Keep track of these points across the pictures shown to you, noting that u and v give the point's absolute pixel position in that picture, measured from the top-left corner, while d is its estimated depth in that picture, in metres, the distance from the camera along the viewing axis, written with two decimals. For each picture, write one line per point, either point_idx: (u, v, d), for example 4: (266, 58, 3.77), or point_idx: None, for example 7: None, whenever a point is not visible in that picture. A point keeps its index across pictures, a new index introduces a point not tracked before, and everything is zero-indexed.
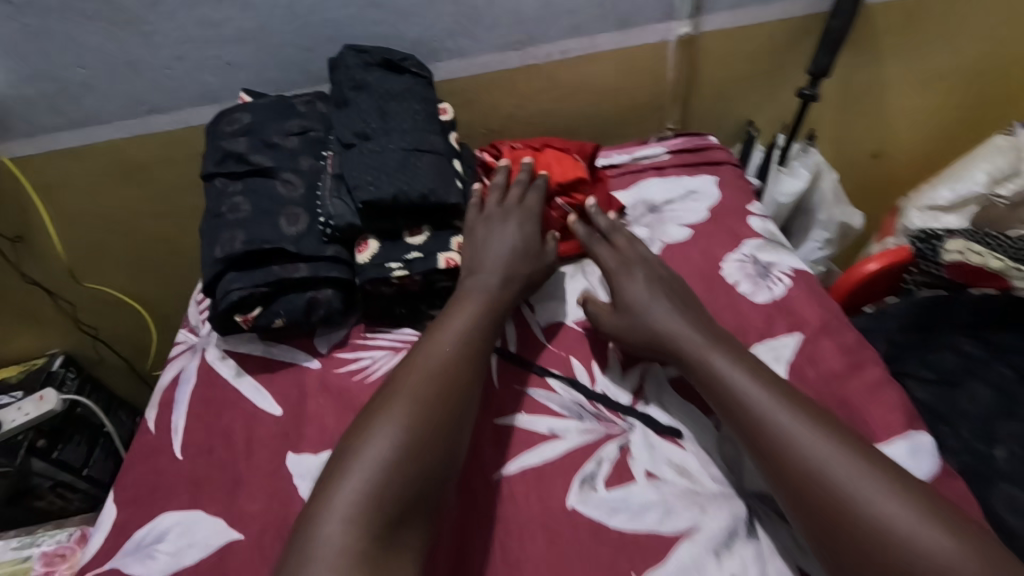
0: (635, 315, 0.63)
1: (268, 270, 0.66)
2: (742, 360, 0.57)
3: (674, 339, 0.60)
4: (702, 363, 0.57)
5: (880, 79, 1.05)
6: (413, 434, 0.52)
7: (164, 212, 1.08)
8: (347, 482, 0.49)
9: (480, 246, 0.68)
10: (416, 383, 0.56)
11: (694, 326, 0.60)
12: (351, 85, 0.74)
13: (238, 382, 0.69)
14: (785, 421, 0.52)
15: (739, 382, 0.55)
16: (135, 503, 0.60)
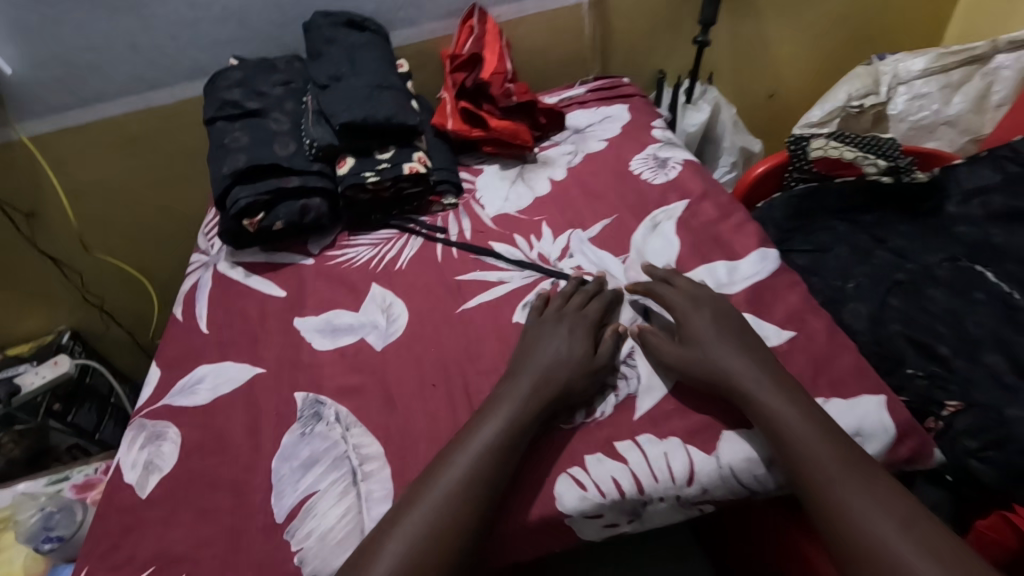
0: (718, 376, 0.58)
1: (268, 182, 0.83)
2: (775, 383, 0.56)
3: (738, 385, 0.57)
4: (741, 391, 0.56)
5: (764, 28, 1.27)
6: (459, 501, 0.51)
7: (162, 181, 1.23)
8: (388, 547, 0.50)
9: (537, 346, 0.63)
10: (465, 454, 0.54)
11: (741, 354, 0.58)
12: (323, 41, 0.92)
13: (248, 280, 0.85)
14: (808, 446, 0.52)
15: (769, 408, 0.54)
16: (175, 365, 0.75)
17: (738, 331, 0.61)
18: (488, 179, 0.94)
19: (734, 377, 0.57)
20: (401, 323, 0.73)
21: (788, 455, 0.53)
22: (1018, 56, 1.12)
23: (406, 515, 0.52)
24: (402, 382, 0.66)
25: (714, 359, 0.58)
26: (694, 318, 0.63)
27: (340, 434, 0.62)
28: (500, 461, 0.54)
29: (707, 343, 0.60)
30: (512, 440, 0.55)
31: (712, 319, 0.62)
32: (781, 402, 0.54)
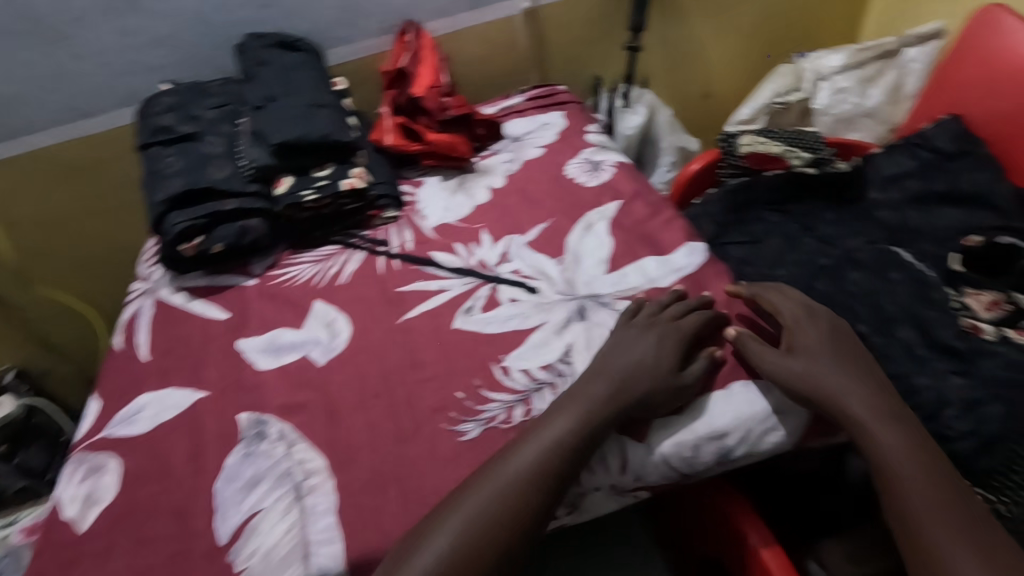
0: (812, 382, 0.58)
1: (203, 206, 0.83)
2: (888, 417, 0.57)
3: (833, 390, 0.58)
4: (834, 396, 0.58)
5: (692, 31, 1.32)
6: (515, 496, 0.52)
7: (102, 209, 1.20)
8: (434, 539, 0.51)
9: (624, 351, 0.61)
10: (536, 446, 0.55)
11: (855, 381, 0.59)
12: (254, 62, 0.93)
13: (189, 304, 0.84)
14: (911, 487, 0.53)
15: (880, 440, 0.55)
16: (116, 394, 0.74)
17: (853, 357, 0.61)
18: (428, 190, 0.95)
19: (828, 382, 0.58)
20: (345, 337, 0.74)
21: (887, 486, 0.54)
22: (924, 49, 1.21)
23: (463, 501, 0.53)
24: (346, 395, 0.67)
25: (822, 380, 0.58)
26: (806, 337, 0.62)
27: (283, 451, 0.63)
28: (565, 463, 0.54)
29: (818, 363, 0.60)
30: (583, 442, 0.55)
31: (827, 342, 0.62)
32: (888, 433, 0.55)
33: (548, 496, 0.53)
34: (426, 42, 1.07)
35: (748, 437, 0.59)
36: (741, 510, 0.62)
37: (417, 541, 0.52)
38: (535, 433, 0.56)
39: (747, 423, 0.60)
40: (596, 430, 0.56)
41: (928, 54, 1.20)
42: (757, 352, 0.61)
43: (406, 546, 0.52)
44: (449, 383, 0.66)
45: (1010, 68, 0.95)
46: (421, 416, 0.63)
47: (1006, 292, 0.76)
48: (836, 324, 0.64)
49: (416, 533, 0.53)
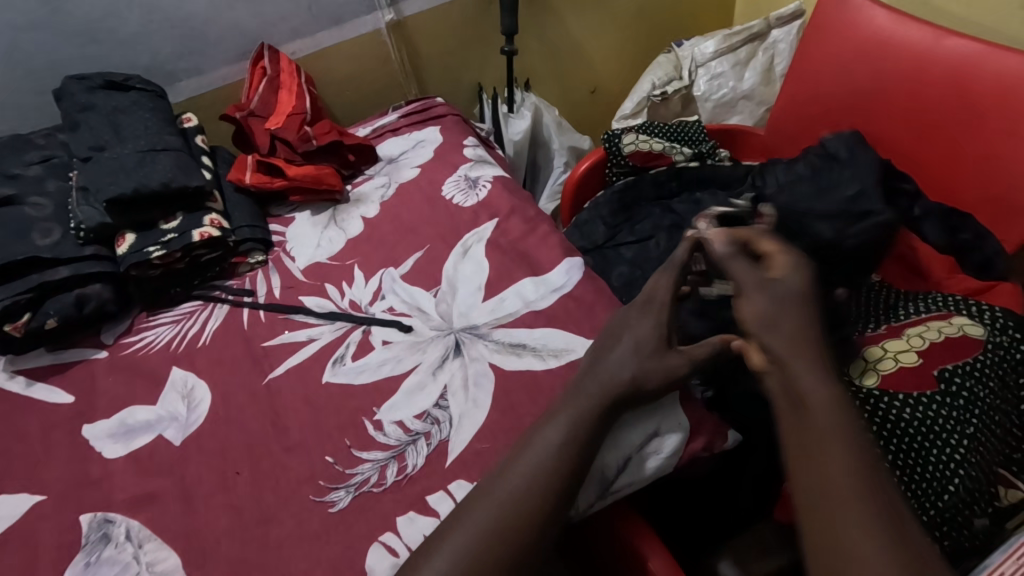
0: (765, 326, 0.52)
1: (28, 278, 0.73)
2: (846, 436, 0.47)
3: (782, 335, 0.51)
4: (777, 335, 0.51)
5: (569, 30, 1.30)
6: (523, 502, 0.50)
7: None
8: (439, 554, 0.49)
9: (615, 339, 0.59)
10: (532, 451, 0.53)
11: (806, 357, 0.50)
12: (78, 109, 0.84)
13: (30, 391, 0.73)
14: (830, 465, 0.46)
15: (824, 466, 0.46)
16: None
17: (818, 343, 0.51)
18: (299, 228, 0.89)
19: (781, 330, 0.51)
20: (204, 408, 0.67)
21: (820, 511, 0.45)
22: (788, 30, 1.24)
23: (475, 505, 0.51)
24: (204, 478, 0.60)
25: (777, 342, 0.51)
26: (779, 289, 0.53)
27: (131, 554, 0.56)
28: (578, 450, 0.53)
29: (781, 340, 0.51)
30: (584, 442, 0.53)
31: (798, 304, 0.53)
32: (844, 446, 0.47)
33: (560, 502, 0.51)
34: (278, 65, 1.01)
35: (628, 465, 0.56)
36: (638, 532, 0.60)
37: (425, 553, 0.49)
38: (529, 439, 0.54)
39: (654, 423, 0.58)
40: (588, 435, 0.53)
41: (792, 34, 1.24)
42: (741, 272, 0.55)
43: (414, 559, 0.50)
44: (318, 448, 0.61)
45: (861, 43, 0.96)
46: (288, 490, 0.58)
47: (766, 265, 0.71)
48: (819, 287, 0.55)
49: (434, 536, 0.51)
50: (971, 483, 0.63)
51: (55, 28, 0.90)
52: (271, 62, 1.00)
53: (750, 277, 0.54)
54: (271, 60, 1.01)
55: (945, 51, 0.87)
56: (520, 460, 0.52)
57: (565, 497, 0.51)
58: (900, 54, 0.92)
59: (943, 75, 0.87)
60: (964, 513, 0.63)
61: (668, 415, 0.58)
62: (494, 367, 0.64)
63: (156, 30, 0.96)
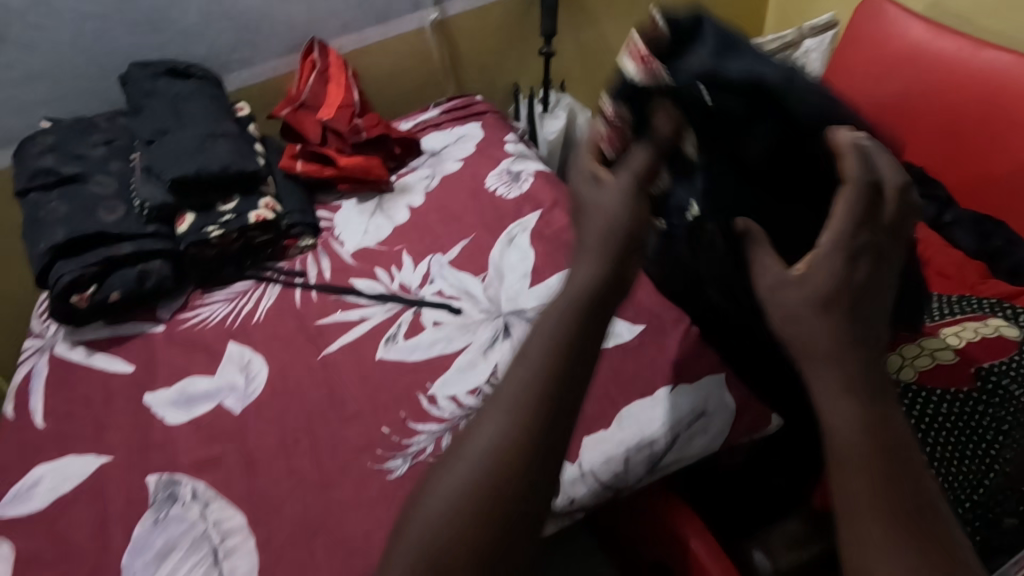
0: (797, 332, 0.40)
1: (95, 252, 0.77)
2: (905, 516, 0.36)
3: (823, 374, 0.39)
4: (819, 372, 0.39)
5: (604, 34, 1.34)
6: (527, 414, 0.40)
7: None
8: (434, 489, 0.39)
9: (585, 218, 0.47)
10: (531, 353, 0.42)
11: (863, 419, 0.38)
12: (142, 94, 0.88)
13: (91, 360, 0.76)
14: (877, 570, 0.35)
15: (871, 542, 0.35)
16: (9, 469, 0.67)
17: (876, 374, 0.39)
18: (346, 215, 0.92)
19: (826, 366, 0.39)
20: (261, 380, 0.70)
21: None
22: (821, 39, 1.25)
23: (470, 432, 0.41)
24: (264, 443, 0.63)
25: (825, 394, 0.39)
26: (811, 297, 0.40)
27: (197, 513, 0.59)
28: (576, 352, 0.41)
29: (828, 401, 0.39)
30: (584, 335, 0.42)
31: (834, 312, 0.39)
32: (899, 527, 0.35)
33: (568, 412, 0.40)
34: (326, 59, 1.04)
35: (677, 441, 0.58)
36: (680, 515, 0.62)
37: (421, 491, 0.40)
38: (531, 338, 0.43)
39: (701, 408, 0.59)
40: (592, 334, 0.42)
41: (822, 44, 1.25)
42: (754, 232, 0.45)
43: (416, 493, 0.41)
44: (375, 419, 0.64)
45: (894, 53, 0.99)
46: (346, 457, 0.61)
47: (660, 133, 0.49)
48: (878, 281, 0.41)
49: (434, 470, 0.41)
50: (1009, 480, 0.64)
51: (120, 18, 0.94)
52: (320, 56, 1.04)
53: (786, 293, 0.41)
54: (319, 55, 1.04)
55: (979, 63, 0.90)
56: (518, 364, 0.42)
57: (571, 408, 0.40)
58: (936, 63, 0.94)
59: (974, 84, 0.90)
60: (996, 509, 0.64)
61: (718, 398, 0.60)
62: None
63: (212, 22, 1.00)
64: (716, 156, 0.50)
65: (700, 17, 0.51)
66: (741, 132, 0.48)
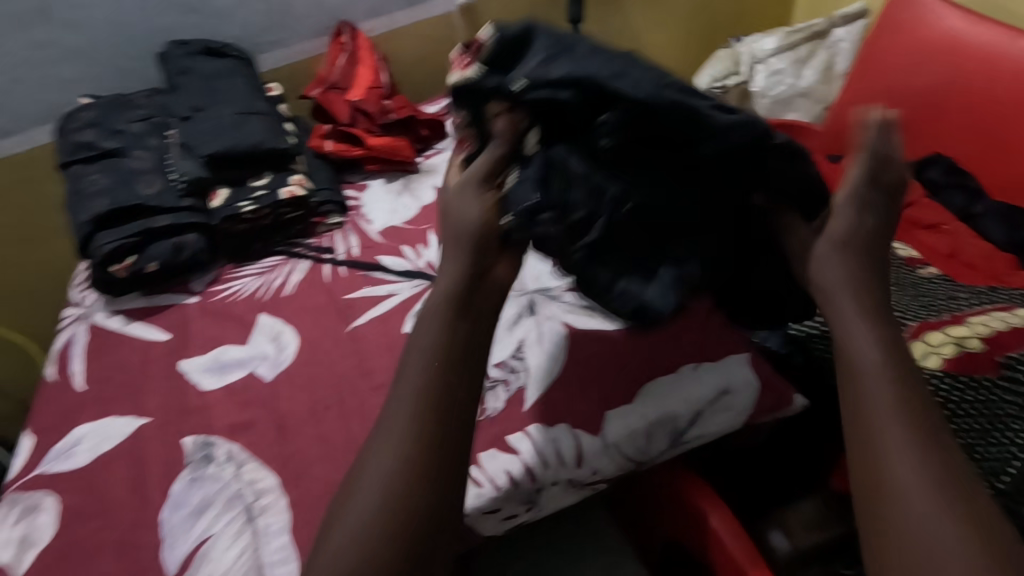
0: (821, 269, 0.51)
1: (133, 224, 0.79)
2: (915, 415, 0.44)
3: (841, 298, 0.49)
4: (835, 297, 0.50)
5: (630, 22, 1.33)
6: (426, 421, 0.46)
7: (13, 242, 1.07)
8: (355, 503, 0.45)
9: (445, 220, 0.54)
10: (415, 368, 0.48)
11: (880, 331, 0.48)
12: (178, 71, 0.90)
13: (127, 328, 0.79)
14: (889, 439, 0.44)
15: (881, 427, 0.44)
16: (51, 429, 0.70)
17: (886, 308, 0.50)
18: (373, 194, 0.93)
19: (840, 290, 0.50)
20: (291, 350, 0.72)
21: (880, 487, 0.43)
22: (851, 29, 1.25)
23: (374, 447, 0.47)
24: (295, 409, 0.65)
25: (842, 314, 0.49)
26: (833, 242, 0.51)
27: (232, 473, 0.61)
28: (451, 363, 0.49)
29: (844, 317, 0.49)
30: (455, 345, 0.49)
31: (850, 255, 0.51)
32: (906, 407, 0.45)
33: (458, 411, 0.47)
34: (358, 42, 1.05)
35: (699, 418, 0.59)
36: (700, 493, 0.63)
37: (343, 502, 0.46)
38: (410, 358, 0.49)
39: (725, 385, 0.60)
40: (468, 343, 0.50)
41: (854, 33, 1.25)
42: None
43: (338, 505, 0.46)
44: None
45: (926, 42, 0.98)
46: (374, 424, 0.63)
47: (498, 136, 0.52)
48: (884, 234, 0.52)
49: (348, 486, 0.47)
50: None
51: None
52: (353, 40, 1.05)
53: (811, 243, 0.52)
54: (351, 39, 1.05)
55: (1014, 53, 0.89)
56: (402, 387, 0.48)
57: (459, 408, 0.48)
58: (969, 52, 0.93)
59: (1008, 74, 0.89)
60: None
61: (743, 376, 0.61)
62: (567, 327, 0.65)
63: (246, 3, 1.02)
64: (567, 144, 0.50)
65: (528, 27, 0.50)
66: (584, 118, 0.48)
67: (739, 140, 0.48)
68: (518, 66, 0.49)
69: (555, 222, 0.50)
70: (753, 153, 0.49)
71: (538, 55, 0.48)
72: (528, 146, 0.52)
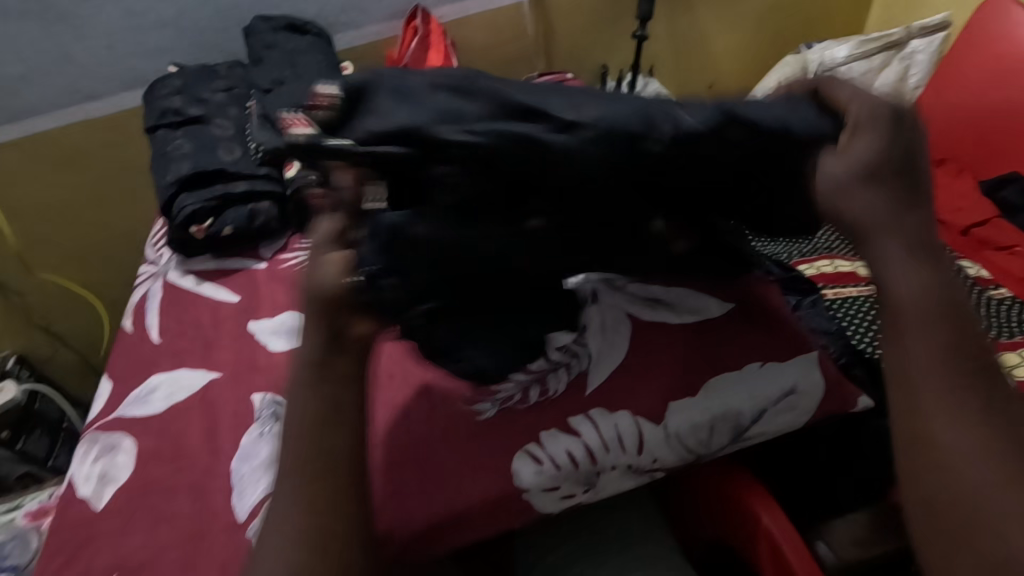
0: (859, 205, 0.45)
1: (213, 188, 0.83)
2: (964, 373, 0.42)
3: (887, 244, 0.45)
4: (880, 242, 0.45)
5: (697, 22, 1.32)
6: (312, 484, 0.45)
7: (95, 200, 1.13)
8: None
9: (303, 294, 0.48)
10: (291, 431, 0.46)
11: (924, 279, 0.45)
12: (263, 46, 0.93)
13: (199, 288, 0.82)
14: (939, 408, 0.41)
15: (931, 397, 0.42)
16: (130, 376, 0.74)
17: (928, 236, 0.46)
18: None
19: (885, 234, 0.45)
20: None
21: (935, 461, 0.41)
22: (930, 41, 1.21)
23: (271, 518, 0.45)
24: None
25: (886, 263, 0.45)
26: (871, 171, 0.45)
27: None
28: (330, 419, 0.46)
29: (886, 266, 0.45)
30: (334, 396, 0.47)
31: (892, 186, 0.45)
32: (955, 369, 0.42)
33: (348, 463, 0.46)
34: (430, 27, 1.06)
35: (764, 415, 0.59)
36: (752, 493, 0.63)
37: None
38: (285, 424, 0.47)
39: (791, 386, 0.60)
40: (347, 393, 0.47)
41: (933, 45, 1.21)
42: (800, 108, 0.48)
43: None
44: None
45: (1013, 56, 0.94)
46: None
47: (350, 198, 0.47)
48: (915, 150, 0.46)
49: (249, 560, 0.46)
50: None
51: None
52: (426, 25, 1.07)
53: (834, 170, 0.46)
54: (423, 23, 1.07)
55: None
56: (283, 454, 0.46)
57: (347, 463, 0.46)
58: None
59: None
60: None
61: (809, 376, 0.60)
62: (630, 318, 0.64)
63: None
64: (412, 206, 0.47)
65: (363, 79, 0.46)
66: (423, 171, 0.45)
67: (597, 153, 0.43)
68: (350, 129, 0.45)
69: (402, 286, 0.48)
70: (627, 150, 0.44)
71: (375, 106, 0.45)
72: (370, 200, 0.48)
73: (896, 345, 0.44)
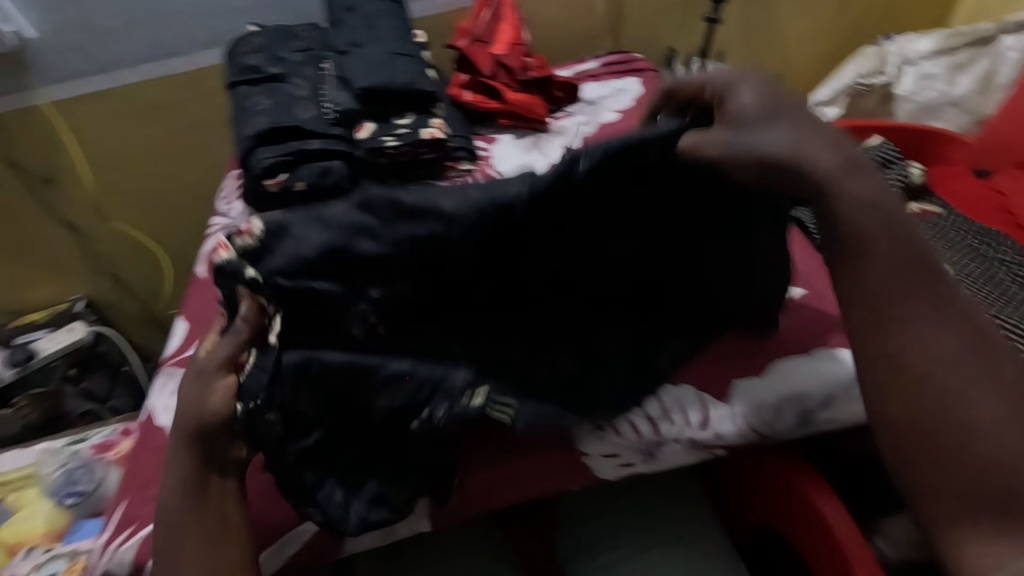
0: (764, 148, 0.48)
1: (289, 143, 0.85)
2: (912, 289, 0.45)
3: (818, 175, 0.47)
4: (811, 174, 0.47)
5: (770, 8, 1.28)
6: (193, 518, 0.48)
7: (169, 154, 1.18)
8: None
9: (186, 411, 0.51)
10: (174, 478, 0.50)
11: (853, 197, 0.47)
12: (342, 9, 0.96)
13: None
14: (908, 335, 0.43)
15: (896, 334, 0.44)
16: (202, 319, 0.77)
17: (851, 160, 0.49)
18: (503, 147, 0.95)
19: (811, 164, 0.48)
20: None
21: (908, 387, 0.42)
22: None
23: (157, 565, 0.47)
24: None
25: (822, 191, 0.47)
26: (753, 123, 0.49)
27: None
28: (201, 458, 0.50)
29: (820, 193, 0.47)
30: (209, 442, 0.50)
31: (778, 129, 0.49)
32: (902, 290, 0.45)
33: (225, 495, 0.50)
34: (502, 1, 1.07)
35: (832, 402, 0.58)
36: (808, 481, 0.62)
37: None
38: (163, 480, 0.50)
39: None
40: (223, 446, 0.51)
41: None
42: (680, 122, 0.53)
43: None
44: None
45: None
46: None
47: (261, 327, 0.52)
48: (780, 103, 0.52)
49: None
50: None
51: None
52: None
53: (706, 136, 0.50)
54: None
55: None
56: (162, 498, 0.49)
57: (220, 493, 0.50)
58: None
59: None
60: None
61: None
62: None
63: None
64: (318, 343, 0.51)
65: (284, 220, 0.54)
66: (345, 306, 0.50)
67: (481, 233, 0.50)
68: (257, 263, 0.52)
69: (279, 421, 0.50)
70: (504, 221, 0.50)
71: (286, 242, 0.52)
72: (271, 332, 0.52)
73: (852, 269, 0.46)
